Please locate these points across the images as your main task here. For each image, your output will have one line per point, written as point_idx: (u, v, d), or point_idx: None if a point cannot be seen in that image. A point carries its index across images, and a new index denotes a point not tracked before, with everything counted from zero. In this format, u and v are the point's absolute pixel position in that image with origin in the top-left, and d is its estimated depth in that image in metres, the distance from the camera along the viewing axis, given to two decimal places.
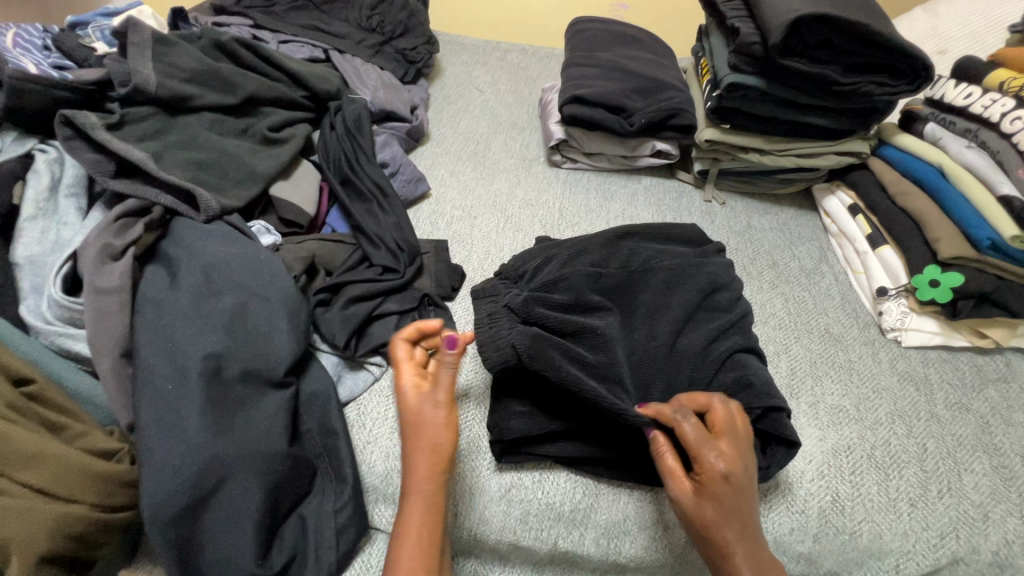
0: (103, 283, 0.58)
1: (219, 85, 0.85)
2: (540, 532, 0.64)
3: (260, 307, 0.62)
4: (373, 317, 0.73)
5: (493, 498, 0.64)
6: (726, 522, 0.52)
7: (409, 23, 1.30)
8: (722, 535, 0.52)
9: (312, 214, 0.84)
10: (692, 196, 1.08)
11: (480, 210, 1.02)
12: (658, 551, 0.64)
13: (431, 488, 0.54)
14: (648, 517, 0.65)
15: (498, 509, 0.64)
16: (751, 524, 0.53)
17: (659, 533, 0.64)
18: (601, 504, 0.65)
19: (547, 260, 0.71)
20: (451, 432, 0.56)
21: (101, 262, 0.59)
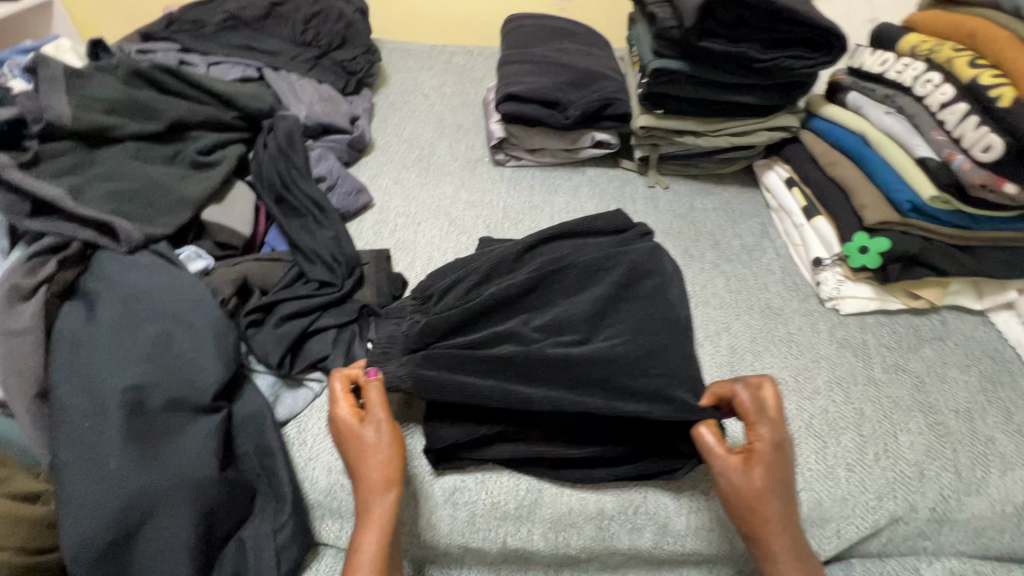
0: (14, 324, 0.57)
1: (139, 113, 0.84)
2: (488, 531, 0.65)
3: (184, 334, 0.61)
4: (308, 334, 0.72)
5: (438, 503, 0.65)
6: (769, 497, 0.53)
7: (345, 34, 1.30)
8: (768, 506, 0.52)
9: (247, 235, 0.84)
10: (635, 183, 1.09)
11: (424, 216, 1.02)
12: (605, 539, 0.65)
13: (385, 508, 0.56)
14: (592, 509, 0.64)
15: (443, 514, 0.64)
16: (791, 503, 0.54)
17: (605, 522, 0.65)
18: (546, 499, 0.65)
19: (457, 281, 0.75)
20: (394, 450, 0.59)
21: (12, 305, 0.58)
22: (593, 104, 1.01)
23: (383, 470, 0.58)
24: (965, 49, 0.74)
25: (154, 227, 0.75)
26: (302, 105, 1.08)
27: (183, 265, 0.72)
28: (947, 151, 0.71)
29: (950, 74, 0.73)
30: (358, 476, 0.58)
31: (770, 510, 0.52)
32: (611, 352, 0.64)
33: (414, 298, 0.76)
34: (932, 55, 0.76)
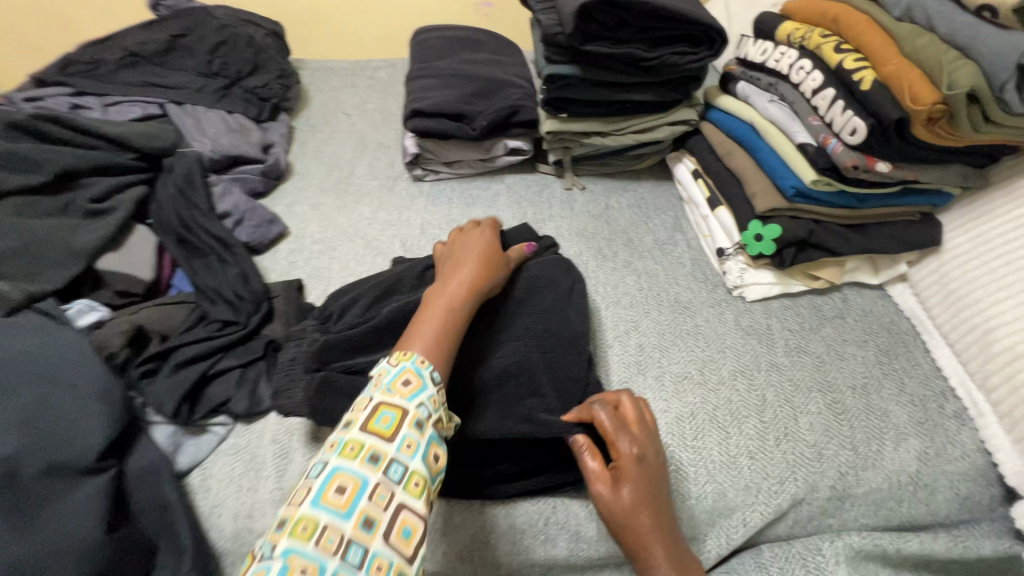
0: None
1: (20, 166, 0.83)
2: None
3: (64, 395, 0.60)
4: (209, 377, 0.71)
5: None
6: (641, 508, 0.54)
7: (255, 61, 1.28)
8: (636, 524, 0.53)
9: (148, 280, 0.82)
10: (553, 186, 1.09)
11: (340, 240, 1.01)
12: (519, 555, 0.64)
13: (462, 311, 0.64)
14: (503, 525, 0.65)
15: None
16: (665, 511, 0.55)
17: (516, 537, 0.65)
18: (456, 518, 0.65)
19: (353, 301, 0.79)
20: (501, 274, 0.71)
21: None
22: (499, 113, 1.02)
23: (475, 275, 0.68)
24: (832, 34, 0.76)
25: (40, 284, 0.73)
26: (207, 139, 1.07)
27: (70, 321, 0.70)
28: (822, 136, 0.73)
29: (819, 60, 0.75)
30: (450, 275, 0.68)
31: (637, 529, 0.53)
32: (504, 371, 0.66)
33: (316, 320, 0.79)
34: (804, 42, 0.78)
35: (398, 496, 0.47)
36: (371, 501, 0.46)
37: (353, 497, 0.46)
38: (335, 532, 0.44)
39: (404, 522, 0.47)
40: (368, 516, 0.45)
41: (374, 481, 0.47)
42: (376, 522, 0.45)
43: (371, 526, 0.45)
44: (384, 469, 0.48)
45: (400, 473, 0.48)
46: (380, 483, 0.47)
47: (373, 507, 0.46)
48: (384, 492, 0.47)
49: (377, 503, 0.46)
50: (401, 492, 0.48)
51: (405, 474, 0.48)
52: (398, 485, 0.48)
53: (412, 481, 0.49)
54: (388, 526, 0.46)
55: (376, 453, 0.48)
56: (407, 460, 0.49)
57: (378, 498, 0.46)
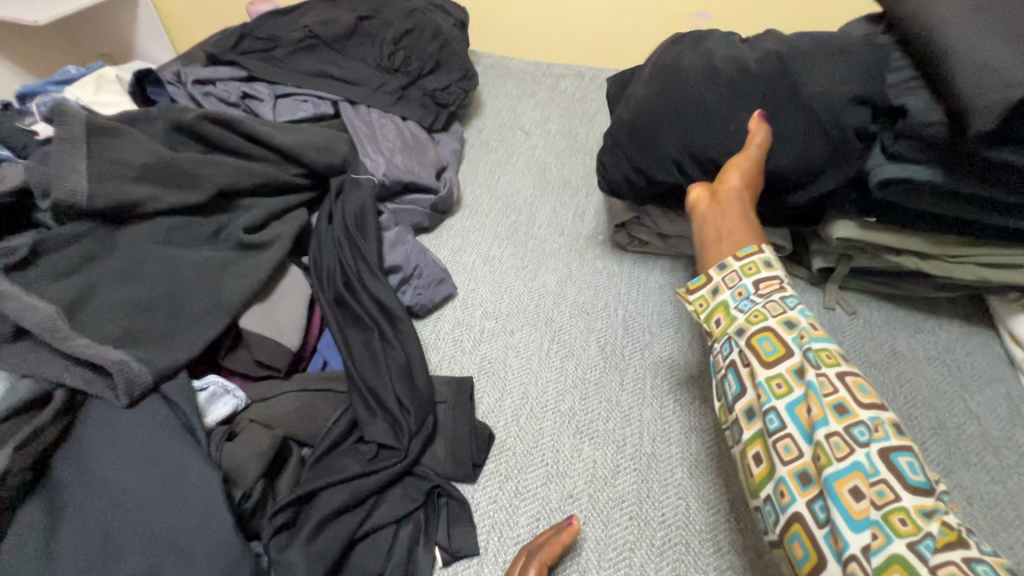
0: None
1: (179, 180, 0.64)
2: None
3: (180, 573, 0.42)
4: (358, 538, 0.52)
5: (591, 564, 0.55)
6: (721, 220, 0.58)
7: (441, 56, 1.05)
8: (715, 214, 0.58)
9: (293, 350, 0.63)
10: (808, 299, 0.79)
11: (519, 319, 0.77)
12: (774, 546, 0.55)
13: None
14: (695, 511, 0.58)
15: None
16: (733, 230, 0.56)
17: (725, 499, 0.59)
18: (695, 544, 0.56)
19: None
20: None
21: None
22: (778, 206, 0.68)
23: None
24: None
25: (173, 351, 0.55)
26: (379, 155, 0.86)
27: (202, 428, 0.51)
28: None
29: None
30: None
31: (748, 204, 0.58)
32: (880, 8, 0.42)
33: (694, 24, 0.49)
34: None
35: (911, 501, 0.36)
36: (812, 454, 0.39)
37: (840, 511, 0.36)
38: (887, 488, 0.36)
39: (860, 382, 0.42)
40: (803, 472, 0.39)
41: (764, 252, 0.51)
42: (853, 409, 0.40)
43: (793, 327, 0.45)
44: (749, 383, 0.45)
45: (745, 309, 0.48)
46: (779, 290, 0.48)
47: (826, 449, 0.38)
48: (771, 296, 0.47)
49: (821, 454, 0.39)
50: (788, 321, 0.45)
51: (753, 310, 0.48)
52: (876, 507, 0.36)
53: (712, 318, 0.50)
54: (705, 332, 0.52)
55: (716, 287, 0.51)
56: (791, 513, 0.39)
57: (785, 454, 0.41)
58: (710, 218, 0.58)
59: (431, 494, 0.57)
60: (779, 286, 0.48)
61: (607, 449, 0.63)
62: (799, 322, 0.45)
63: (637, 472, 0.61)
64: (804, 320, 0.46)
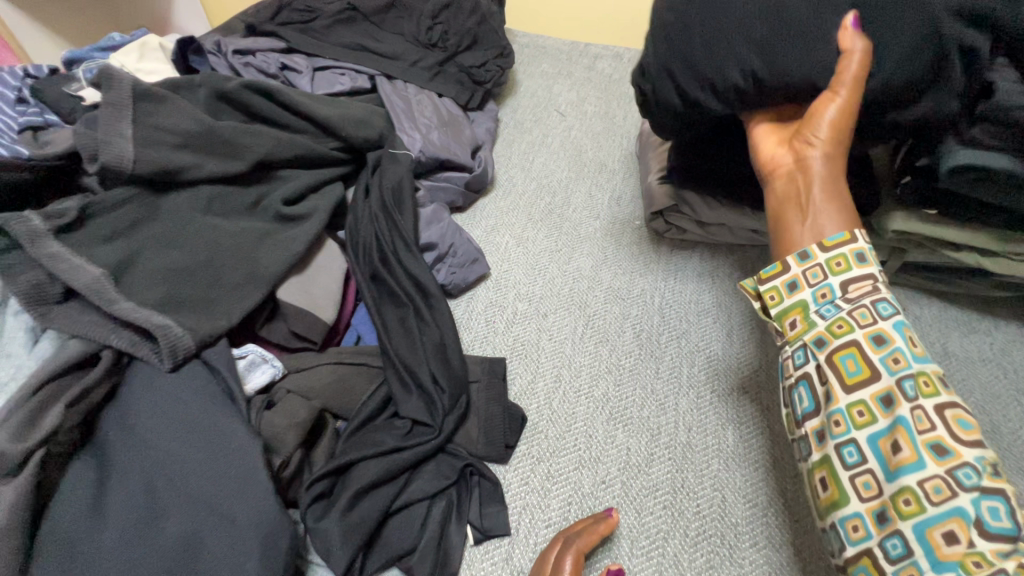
0: None
1: (219, 148, 0.64)
2: None
3: (221, 536, 0.42)
4: (391, 511, 0.52)
5: (625, 554, 0.54)
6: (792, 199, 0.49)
7: (478, 32, 1.03)
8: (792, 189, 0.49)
9: (329, 323, 0.63)
10: None
11: (552, 302, 0.76)
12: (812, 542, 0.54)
13: None
14: (731, 504, 0.57)
15: (638, 567, 0.53)
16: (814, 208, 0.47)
17: (761, 492, 0.58)
18: (730, 537, 0.55)
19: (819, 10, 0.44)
20: None
21: None
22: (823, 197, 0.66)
23: None
24: None
25: (214, 319, 0.56)
26: (416, 132, 0.85)
27: (241, 396, 0.51)
28: None
29: None
30: None
31: (834, 161, 0.48)
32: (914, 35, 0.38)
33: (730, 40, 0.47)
34: None
35: (990, 545, 0.32)
36: (895, 497, 0.35)
37: (923, 554, 0.33)
38: (967, 531, 0.32)
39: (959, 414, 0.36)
40: (880, 510, 0.36)
41: (859, 244, 0.43)
42: (955, 448, 0.34)
43: (884, 343, 0.39)
44: (824, 404, 0.40)
45: (829, 316, 0.42)
46: (870, 295, 0.41)
47: (918, 497, 0.34)
48: (859, 301, 0.41)
49: (911, 503, 0.34)
50: (877, 336, 0.39)
51: (837, 317, 0.42)
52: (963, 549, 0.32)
53: (787, 319, 0.45)
54: (773, 330, 0.47)
55: (792, 281, 0.45)
56: (862, 547, 0.36)
57: (864, 491, 0.37)
58: (791, 193, 0.49)
59: (463, 473, 0.57)
60: (870, 288, 0.42)
61: (641, 436, 0.62)
62: (891, 341, 0.39)
63: (672, 461, 0.60)
64: (900, 335, 0.39)
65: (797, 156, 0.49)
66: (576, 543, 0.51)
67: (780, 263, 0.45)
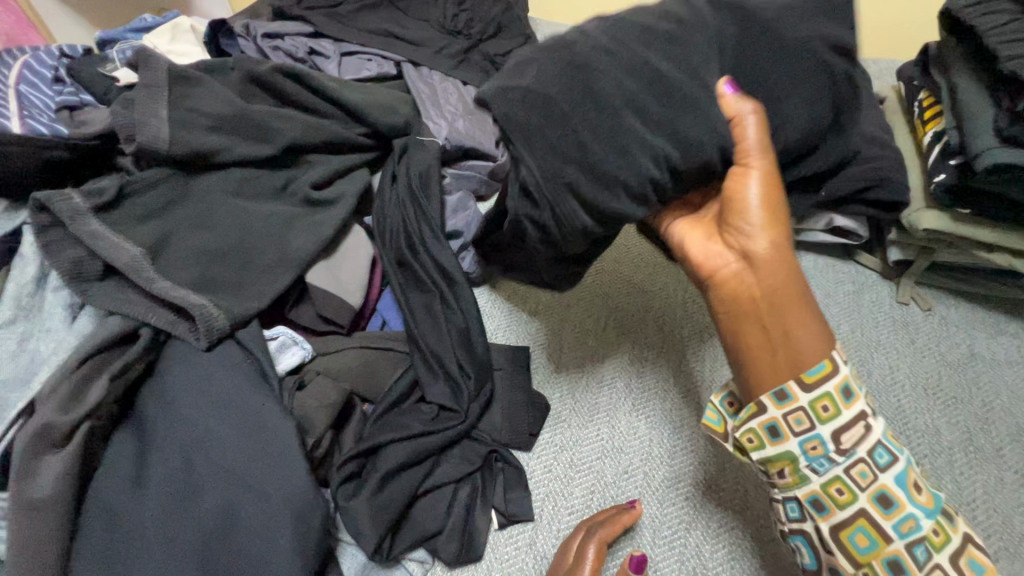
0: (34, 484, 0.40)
1: (251, 131, 0.64)
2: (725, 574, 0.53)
3: (258, 512, 0.43)
4: (419, 494, 0.53)
5: (647, 546, 0.55)
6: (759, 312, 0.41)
7: (504, 19, 1.02)
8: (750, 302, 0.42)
9: (356, 307, 0.64)
10: (879, 291, 0.76)
11: (575, 292, 0.75)
12: None
13: None
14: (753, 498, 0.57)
15: (660, 558, 0.54)
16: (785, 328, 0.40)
17: None
18: (752, 531, 0.55)
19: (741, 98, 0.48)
20: None
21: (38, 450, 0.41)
22: (853, 186, 0.67)
23: None
24: None
25: (246, 300, 0.56)
26: (442, 120, 0.84)
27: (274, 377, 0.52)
28: None
29: None
30: None
31: (784, 250, 0.42)
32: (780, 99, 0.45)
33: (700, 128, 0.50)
34: None
35: None
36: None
37: None
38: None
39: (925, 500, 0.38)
40: None
41: (843, 379, 0.39)
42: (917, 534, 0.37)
43: (852, 397, 0.39)
44: (825, 562, 0.41)
45: (825, 471, 0.39)
46: (865, 444, 0.39)
47: (877, 571, 0.38)
48: (852, 456, 0.39)
49: (870, 573, 0.38)
50: (876, 497, 0.38)
51: (832, 473, 0.39)
52: None
53: (774, 468, 0.41)
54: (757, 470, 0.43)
55: (772, 425, 0.40)
56: None
57: None
58: (746, 306, 0.42)
59: (488, 458, 0.58)
60: (865, 433, 0.39)
61: (663, 429, 0.62)
62: (860, 395, 0.39)
63: (694, 454, 0.60)
64: (893, 483, 0.38)
65: (737, 259, 0.43)
66: (600, 530, 0.52)
67: (755, 404, 0.41)
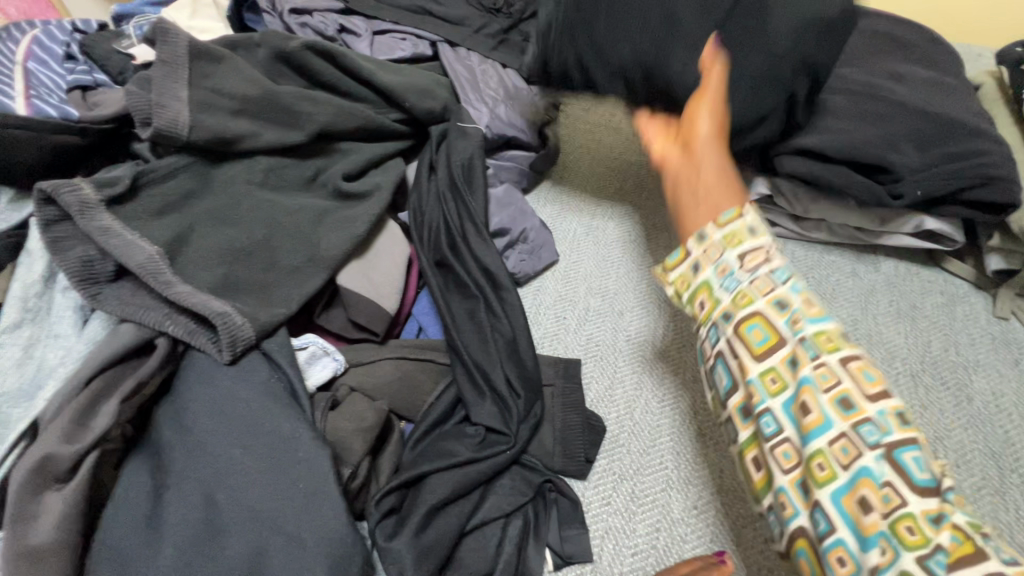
0: (36, 522, 0.35)
1: (279, 116, 0.58)
2: None
3: (287, 559, 0.38)
4: (466, 530, 0.47)
5: None
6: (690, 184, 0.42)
7: None
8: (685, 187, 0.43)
9: (392, 313, 0.57)
10: (974, 304, 0.68)
11: (629, 298, 0.68)
12: None
13: None
14: None
15: None
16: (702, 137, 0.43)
17: None
18: None
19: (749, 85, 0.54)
20: None
21: (40, 483, 0.36)
22: (947, 185, 0.61)
23: None
24: None
25: (273, 306, 0.50)
26: (482, 104, 0.77)
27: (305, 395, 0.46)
28: None
29: None
30: None
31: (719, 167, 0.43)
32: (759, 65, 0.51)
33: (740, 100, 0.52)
34: None
35: (919, 504, 0.28)
36: (809, 460, 0.31)
37: (847, 531, 0.29)
38: (895, 492, 0.29)
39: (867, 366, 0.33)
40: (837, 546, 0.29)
41: (748, 217, 0.37)
42: (861, 402, 0.31)
43: (763, 226, 0.37)
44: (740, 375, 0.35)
45: (733, 288, 0.36)
46: (767, 263, 0.36)
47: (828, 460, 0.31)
48: (757, 271, 0.36)
49: (825, 465, 0.31)
50: (781, 300, 0.34)
51: (739, 289, 0.36)
52: (886, 519, 0.29)
53: (695, 299, 0.38)
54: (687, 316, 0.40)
55: (696, 262, 0.38)
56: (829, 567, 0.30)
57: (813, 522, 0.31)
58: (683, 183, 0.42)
59: (541, 488, 0.52)
60: (766, 254, 0.36)
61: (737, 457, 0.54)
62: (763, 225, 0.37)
63: None
64: (801, 299, 0.35)
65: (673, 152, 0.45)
66: None
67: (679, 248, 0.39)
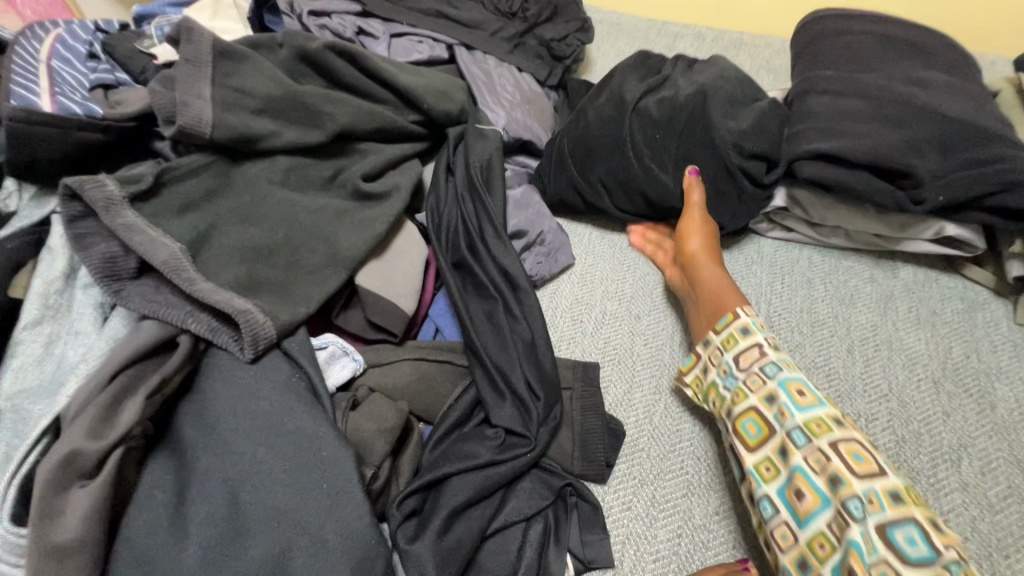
0: (60, 518, 0.35)
1: (301, 115, 0.58)
2: None
3: (310, 561, 0.37)
4: (485, 533, 0.47)
5: None
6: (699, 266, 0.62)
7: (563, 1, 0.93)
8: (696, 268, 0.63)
9: (410, 314, 0.57)
10: (994, 312, 0.67)
11: (646, 302, 0.67)
12: None
13: None
14: None
15: None
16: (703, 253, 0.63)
17: None
18: None
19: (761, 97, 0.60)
20: None
21: (64, 479, 0.35)
22: (970, 190, 0.61)
23: None
24: None
25: (294, 305, 0.50)
26: (499, 107, 0.77)
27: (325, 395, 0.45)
28: None
29: None
30: None
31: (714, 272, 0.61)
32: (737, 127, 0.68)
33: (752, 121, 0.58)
34: None
35: (914, 574, 0.36)
36: (810, 543, 0.41)
37: None
38: (891, 567, 0.37)
39: (854, 446, 0.42)
40: None
41: (741, 320, 0.52)
42: (849, 480, 0.41)
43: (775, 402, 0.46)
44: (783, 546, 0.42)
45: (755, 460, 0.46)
46: (760, 361, 0.49)
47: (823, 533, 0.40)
48: (751, 369, 0.49)
49: (824, 544, 0.40)
50: (769, 397, 0.47)
51: (737, 386, 0.49)
52: None
53: (709, 397, 0.53)
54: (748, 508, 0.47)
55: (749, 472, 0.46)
56: None
57: None
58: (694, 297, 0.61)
59: (561, 492, 0.51)
60: (757, 355, 0.50)
61: None
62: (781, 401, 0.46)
63: None
64: (786, 390, 0.46)
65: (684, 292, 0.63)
66: None
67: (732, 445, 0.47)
